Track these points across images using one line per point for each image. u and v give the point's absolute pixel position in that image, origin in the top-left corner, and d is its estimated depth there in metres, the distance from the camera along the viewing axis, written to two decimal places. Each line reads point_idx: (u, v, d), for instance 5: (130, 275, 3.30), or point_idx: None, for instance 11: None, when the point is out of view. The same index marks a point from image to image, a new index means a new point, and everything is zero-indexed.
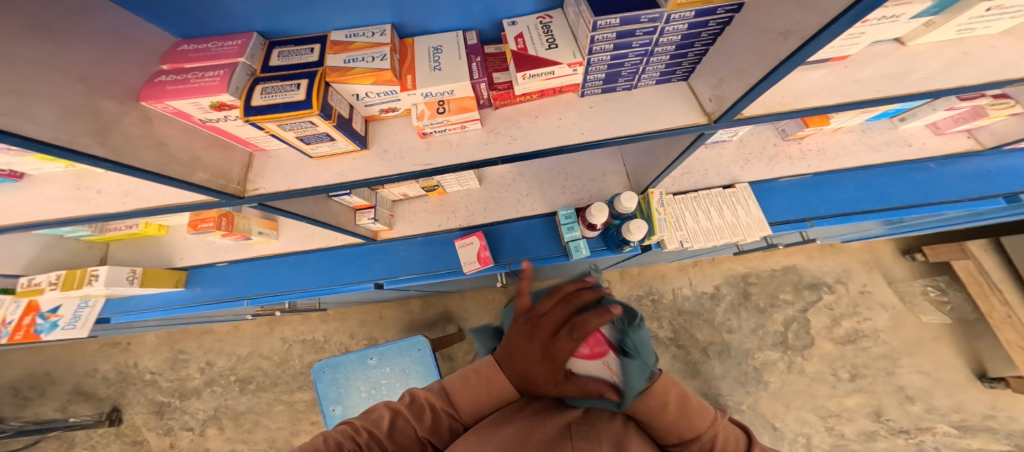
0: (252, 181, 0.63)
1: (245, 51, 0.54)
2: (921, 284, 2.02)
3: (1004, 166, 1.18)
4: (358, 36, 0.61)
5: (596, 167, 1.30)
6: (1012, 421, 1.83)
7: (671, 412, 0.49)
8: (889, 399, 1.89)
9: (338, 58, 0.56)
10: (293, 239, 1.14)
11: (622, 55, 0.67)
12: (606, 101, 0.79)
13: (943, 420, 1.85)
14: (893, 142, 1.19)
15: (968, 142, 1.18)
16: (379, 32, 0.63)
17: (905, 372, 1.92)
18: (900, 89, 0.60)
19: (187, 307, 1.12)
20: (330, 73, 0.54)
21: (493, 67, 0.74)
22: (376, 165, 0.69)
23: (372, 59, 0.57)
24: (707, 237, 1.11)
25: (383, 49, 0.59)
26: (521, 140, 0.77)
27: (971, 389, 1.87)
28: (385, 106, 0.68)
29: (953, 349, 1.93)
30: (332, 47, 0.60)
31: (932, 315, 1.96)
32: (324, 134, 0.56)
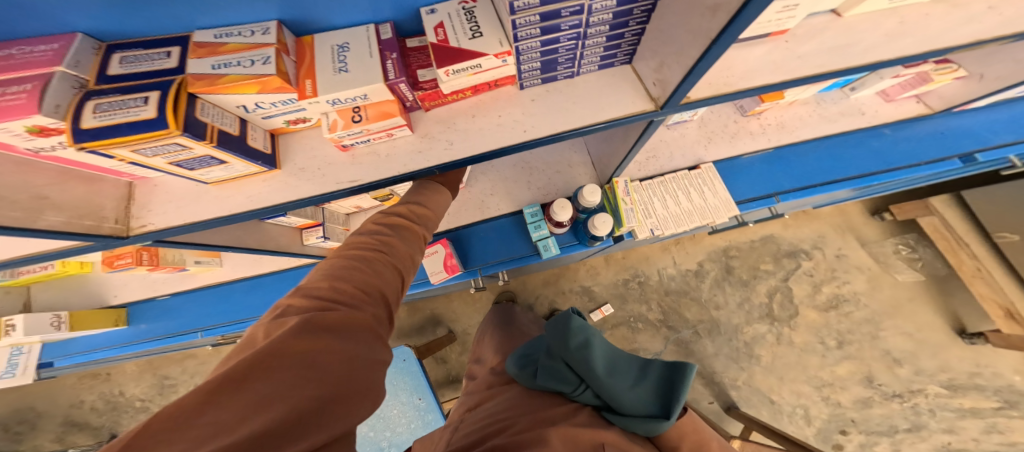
0: (136, 216, 0.54)
1: (64, 58, 0.42)
2: (892, 243, 2.03)
3: (957, 127, 1.19)
4: (230, 36, 0.49)
5: (562, 158, 1.22)
6: (998, 377, 1.85)
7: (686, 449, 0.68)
8: (878, 365, 1.89)
9: (204, 63, 0.45)
10: (239, 264, 1.06)
11: (553, 41, 0.59)
12: (549, 93, 0.72)
13: (932, 381, 1.86)
14: (848, 112, 1.15)
15: (917, 107, 1.18)
16: (261, 30, 0.51)
17: (889, 335, 1.92)
18: (840, 63, 0.57)
19: (134, 345, 1.08)
20: (192, 82, 0.43)
21: (417, 63, 0.65)
22: (292, 184, 0.61)
23: (250, 64, 0.46)
24: (678, 223, 1.06)
25: (266, 50, 0.48)
26: (459, 144, 0.69)
27: (954, 347, 1.89)
28: (291, 117, 0.57)
29: (932, 308, 1.94)
30: (195, 49, 0.47)
31: (904, 274, 1.99)
32: (207, 157, 0.48)
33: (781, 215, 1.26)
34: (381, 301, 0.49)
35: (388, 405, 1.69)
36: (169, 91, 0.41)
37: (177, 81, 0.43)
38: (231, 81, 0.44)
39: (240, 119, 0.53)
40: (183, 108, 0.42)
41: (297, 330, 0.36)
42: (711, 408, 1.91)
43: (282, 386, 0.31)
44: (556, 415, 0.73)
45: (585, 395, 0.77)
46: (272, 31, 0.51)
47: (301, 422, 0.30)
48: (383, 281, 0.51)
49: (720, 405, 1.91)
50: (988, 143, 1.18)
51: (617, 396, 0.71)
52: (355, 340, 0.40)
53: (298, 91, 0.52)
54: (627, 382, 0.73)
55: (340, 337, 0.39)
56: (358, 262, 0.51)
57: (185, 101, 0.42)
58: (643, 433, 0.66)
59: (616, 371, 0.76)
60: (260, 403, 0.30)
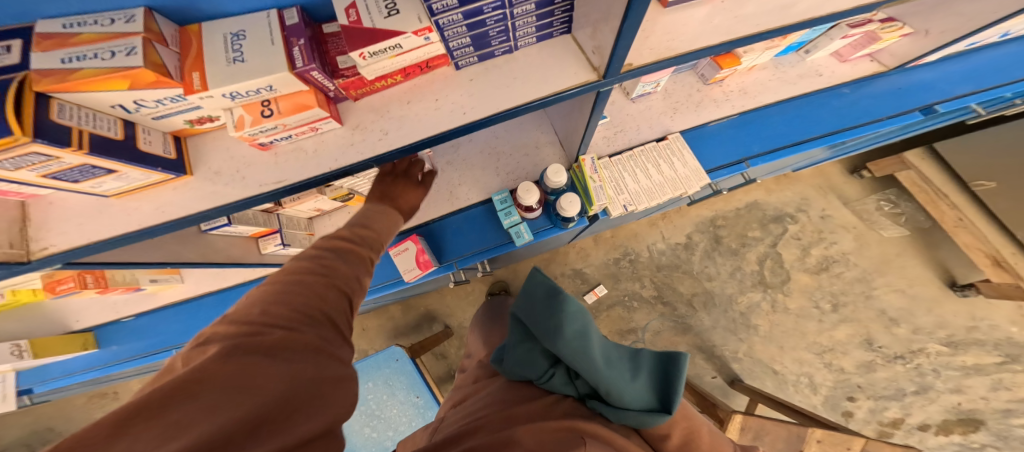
0: (35, 238, 0.50)
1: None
2: (875, 200, 1.97)
3: (914, 82, 1.13)
4: (84, 25, 0.42)
5: (529, 140, 1.17)
6: (994, 328, 1.81)
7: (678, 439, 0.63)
8: (875, 325, 1.85)
9: (51, 57, 0.39)
10: (200, 281, 1.03)
11: (477, 12, 0.53)
12: (488, 71, 0.66)
13: (932, 339, 1.81)
14: (806, 75, 1.07)
15: (871, 67, 1.10)
16: (124, 18, 0.44)
17: (882, 293, 1.87)
18: (780, 21, 0.56)
19: (113, 365, 1.09)
20: (38, 79, 0.37)
21: (335, 49, 0.59)
22: (208, 191, 0.56)
23: (110, 56, 0.40)
24: (650, 197, 1.00)
25: (132, 40, 0.42)
26: (394, 133, 0.63)
27: (947, 302, 1.84)
28: (189, 116, 0.52)
29: (919, 260, 1.89)
30: (40, 42, 0.40)
31: (890, 229, 1.93)
32: (86, 167, 0.43)
33: (754, 181, 1.20)
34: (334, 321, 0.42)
35: (385, 404, 1.68)
36: (8, 89, 0.35)
37: (18, 78, 0.37)
38: (88, 76, 0.38)
39: (123, 121, 0.48)
40: (28, 109, 0.36)
41: (232, 354, 0.30)
42: (713, 382, 1.88)
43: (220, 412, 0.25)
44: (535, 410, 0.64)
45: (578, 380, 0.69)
46: (139, 19, 0.44)
47: (235, 446, 0.24)
48: (335, 300, 0.44)
49: (723, 379, 1.88)
50: (945, 94, 1.12)
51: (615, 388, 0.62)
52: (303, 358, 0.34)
53: (182, 85, 0.45)
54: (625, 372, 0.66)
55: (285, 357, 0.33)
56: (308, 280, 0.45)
57: (31, 102, 0.37)
58: (634, 424, 0.62)
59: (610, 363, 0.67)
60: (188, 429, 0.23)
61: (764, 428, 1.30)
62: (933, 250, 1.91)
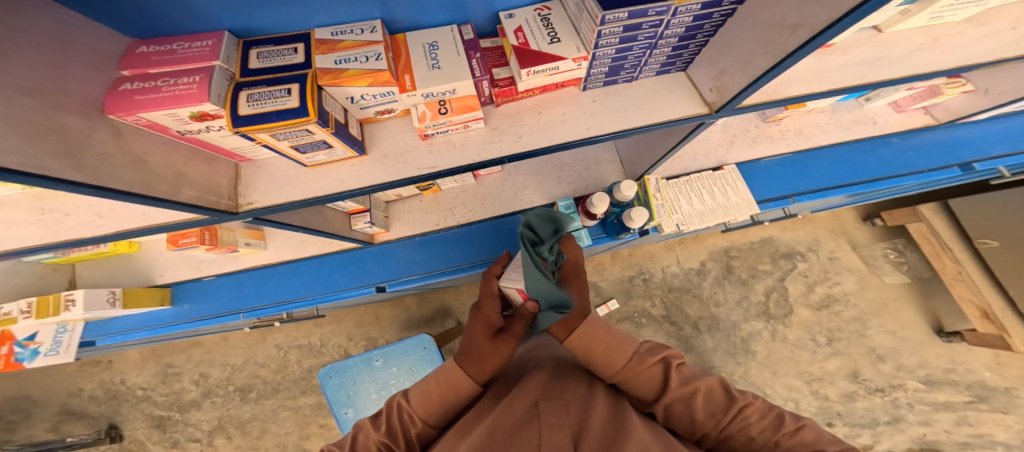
0: (243, 194, 0.58)
1: (219, 52, 0.46)
2: (882, 247, 2.19)
3: (959, 138, 1.33)
4: (344, 34, 0.55)
5: (592, 156, 1.29)
6: (970, 372, 2.01)
7: (594, 351, 0.59)
8: (863, 360, 2.04)
9: (328, 59, 0.51)
10: (282, 247, 1.12)
11: (627, 49, 0.64)
12: (609, 95, 0.78)
13: (912, 376, 2.01)
14: (861, 121, 1.27)
15: (924, 118, 1.30)
16: (368, 29, 0.57)
17: (875, 333, 2.08)
18: (877, 76, 0.66)
19: (177, 324, 1.11)
20: (322, 76, 0.49)
21: (492, 62, 0.71)
22: (377, 170, 0.65)
23: (366, 60, 0.52)
24: (702, 219, 1.15)
25: (376, 48, 0.54)
26: (528, 137, 0.74)
27: (932, 345, 2.05)
28: (381, 108, 0.63)
29: (915, 308, 2.11)
30: (317, 47, 0.53)
31: (892, 276, 2.15)
32: (321, 142, 0.52)
33: (792, 216, 1.37)
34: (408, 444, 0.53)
35: None
36: (306, 82, 0.47)
37: (310, 74, 0.48)
38: (352, 75, 0.50)
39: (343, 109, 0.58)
40: (316, 97, 0.47)
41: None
42: None
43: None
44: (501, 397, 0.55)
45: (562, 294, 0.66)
46: (378, 31, 0.56)
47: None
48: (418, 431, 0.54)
49: None
50: (983, 153, 1.31)
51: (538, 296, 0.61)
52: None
53: (399, 84, 0.57)
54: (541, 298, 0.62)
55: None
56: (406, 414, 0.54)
57: (317, 93, 0.48)
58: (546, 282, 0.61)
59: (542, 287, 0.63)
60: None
61: None
62: (930, 299, 2.11)
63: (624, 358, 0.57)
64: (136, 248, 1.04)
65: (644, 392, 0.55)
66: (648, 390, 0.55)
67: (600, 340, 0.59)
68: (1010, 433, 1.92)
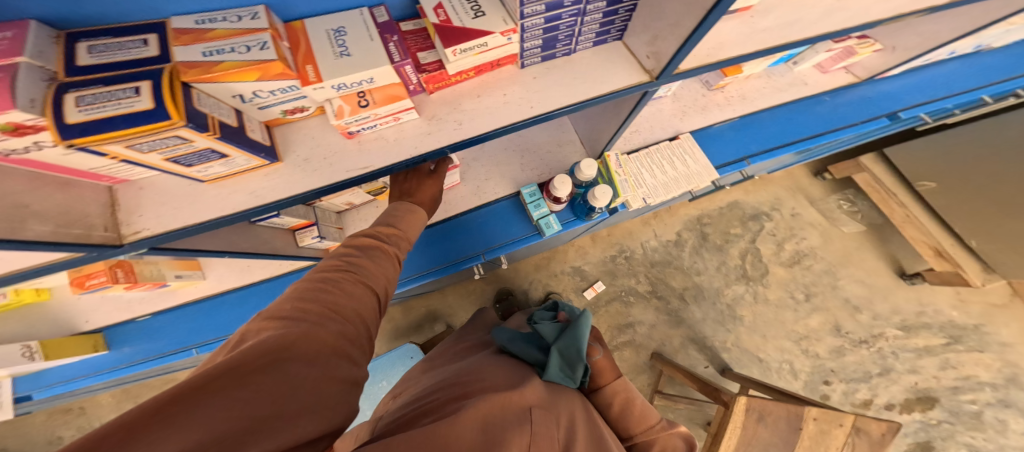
0: (126, 222, 0.50)
1: (24, 46, 0.36)
2: (835, 199, 2.21)
3: (881, 92, 1.32)
4: (214, 22, 0.47)
5: (551, 138, 1.23)
6: (938, 313, 2.05)
7: (618, 407, 0.83)
8: (842, 313, 2.06)
9: (193, 52, 0.42)
10: (226, 275, 1.03)
11: (556, 17, 0.59)
12: (550, 71, 0.72)
13: (889, 324, 2.04)
14: (794, 84, 1.22)
15: (847, 78, 1.25)
16: (249, 16, 0.48)
17: (845, 283, 2.10)
18: (798, 33, 0.71)
19: (120, 368, 1.07)
20: (183, 71, 0.40)
21: (415, 46, 0.63)
22: (297, 178, 0.57)
23: (248, 50, 0.43)
24: (667, 190, 1.11)
25: (261, 35, 0.45)
26: (468, 124, 0.67)
27: (899, 289, 2.08)
28: (287, 106, 0.54)
29: (875, 254, 2.14)
30: (177, 37, 0.44)
31: (849, 226, 2.17)
32: (207, 151, 0.44)
33: (751, 177, 1.37)
34: (356, 322, 0.44)
35: None
36: (163, 78, 0.38)
37: (168, 69, 0.40)
38: (231, 68, 0.41)
39: (234, 110, 0.49)
40: (180, 94, 0.38)
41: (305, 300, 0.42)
42: (706, 372, 2.01)
43: (208, 423, 0.23)
44: (499, 384, 0.70)
45: (543, 329, 0.89)
46: (263, 16, 0.48)
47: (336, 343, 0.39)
48: (359, 299, 0.46)
49: (715, 368, 2.01)
50: (905, 102, 1.31)
51: (570, 374, 0.80)
52: (321, 364, 0.34)
53: (299, 77, 0.48)
54: (564, 369, 0.80)
55: (308, 359, 0.33)
56: (320, 282, 0.45)
57: (181, 90, 0.39)
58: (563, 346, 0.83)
59: (571, 358, 0.81)
60: (208, 433, 0.23)
61: (766, 409, 1.31)
62: (885, 245, 2.16)
63: (647, 426, 0.80)
64: (46, 297, 0.93)
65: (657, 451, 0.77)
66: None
67: (628, 402, 0.83)
68: (991, 373, 1.96)
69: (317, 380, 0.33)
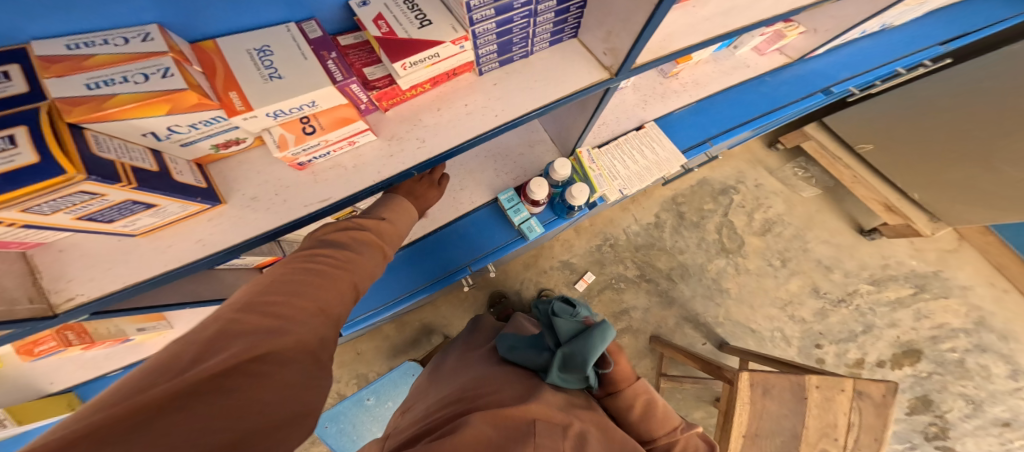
0: (55, 290, 0.45)
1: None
2: (791, 167, 2.28)
3: (812, 69, 1.40)
4: (93, 45, 0.41)
5: (521, 140, 1.21)
6: (901, 264, 2.15)
7: (637, 412, 0.77)
8: (817, 274, 2.13)
9: (71, 84, 0.37)
10: (194, 321, 0.96)
11: (507, 21, 0.57)
12: (509, 75, 0.70)
13: (860, 280, 2.12)
14: (738, 66, 1.26)
15: (781, 59, 1.31)
16: (139, 36, 0.43)
17: (815, 245, 2.17)
18: (736, 22, 0.75)
19: None
20: (67, 111, 0.35)
21: (359, 61, 0.60)
22: (245, 219, 0.53)
23: (148, 79, 0.39)
24: (641, 180, 1.12)
25: (161, 59, 0.41)
26: (432, 140, 0.64)
27: (861, 246, 2.17)
28: (218, 140, 0.50)
29: (835, 214, 2.22)
30: (43, 67, 0.38)
31: (807, 191, 2.24)
32: (127, 203, 0.40)
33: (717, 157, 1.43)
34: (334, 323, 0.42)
35: None
36: (41, 124, 0.33)
37: (44, 108, 0.35)
38: (128, 101, 0.37)
39: (150, 150, 0.45)
40: (73, 145, 0.34)
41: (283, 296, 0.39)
42: (705, 349, 2.04)
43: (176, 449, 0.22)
44: (504, 398, 0.68)
45: (559, 322, 0.77)
46: (159, 37, 0.44)
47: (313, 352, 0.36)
48: (339, 295, 0.44)
49: (713, 344, 2.04)
50: (836, 78, 1.40)
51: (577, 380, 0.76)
52: (298, 370, 0.33)
53: (223, 107, 0.44)
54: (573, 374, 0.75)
55: (285, 363, 0.32)
56: (303, 274, 0.43)
57: (71, 139, 0.35)
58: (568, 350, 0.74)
59: (575, 367, 0.73)
60: (163, 445, 0.21)
61: (769, 382, 1.34)
62: (840, 204, 2.24)
63: (670, 428, 0.76)
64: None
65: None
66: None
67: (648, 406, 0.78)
68: (961, 318, 2.07)
69: (294, 386, 0.32)
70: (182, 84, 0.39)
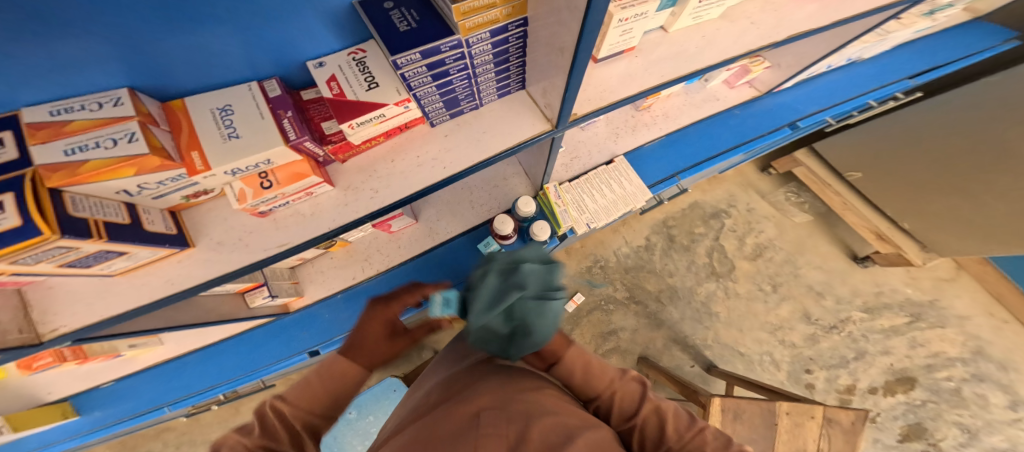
0: (42, 322, 0.53)
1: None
2: (784, 192, 2.26)
3: (779, 104, 1.44)
4: (72, 111, 0.49)
5: (497, 173, 1.26)
6: (896, 292, 2.11)
7: (579, 375, 0.55)
8: (808, 299, 2.11)
9: (53, 150, 0.43)
10: (182, 339, 1.06)
11: (447, 82, 0.64)
12: (460, 126, 0.77)
13: (853, 307, 2.09)
14: (708, 100, 1.29)
15: (750, 92, 1.33)
16: (110, 101, 0.51)
17: (807, 271, 2.15)
18: (687, 68, 0.73)
19: (92, 432, 1.14)
20: (48, 176, 0.42)
21: (318, 116, 0.67)
22: (210, 259, 0.61)
23: (115, 144, 0.45)
24: (608, 214, 1.16)
25: (128, 124, 0.48)
26: (383, 191, 0.71)
27: (856, 272, 2.15)
28: (186, 192, 0.58)
29: (828, 240, 2.21)
30: (32, 132, 0.46)
31: (799, 216, 2.23)
32: (100, 252, 0.48)
33: (687, 189, 1.47)
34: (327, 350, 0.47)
35: None
36: (25, 189, 0.39)
37: (29, 175, 0.41)
38: (99, 166, 0.44)
39: (126, 204, 0.53)
40: (54, 208, 0.41)
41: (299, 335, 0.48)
42: (693, 372, 2.01)
43: None
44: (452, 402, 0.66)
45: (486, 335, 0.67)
46: (126, 101, 0.51)
47: None
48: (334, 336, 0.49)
49: (700, 368, 2.01)
50: (803, 112, 1.43)
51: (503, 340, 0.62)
52: None
53: (185, 166, 0.51)
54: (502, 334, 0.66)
55: None
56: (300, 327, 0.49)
57: (52, 201, 0.42)
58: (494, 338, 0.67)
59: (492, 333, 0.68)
60: None
61: (740, 406, 1.34)
62: (833, 230, 2.24)
63: None
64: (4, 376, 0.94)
65: (619, 413, 0.53)
66: (623, 409, 0.53)
67: (587, 364, 0.56)
68: (959, 348, 2.01)
69: None
70: (145, 150, 0.45)
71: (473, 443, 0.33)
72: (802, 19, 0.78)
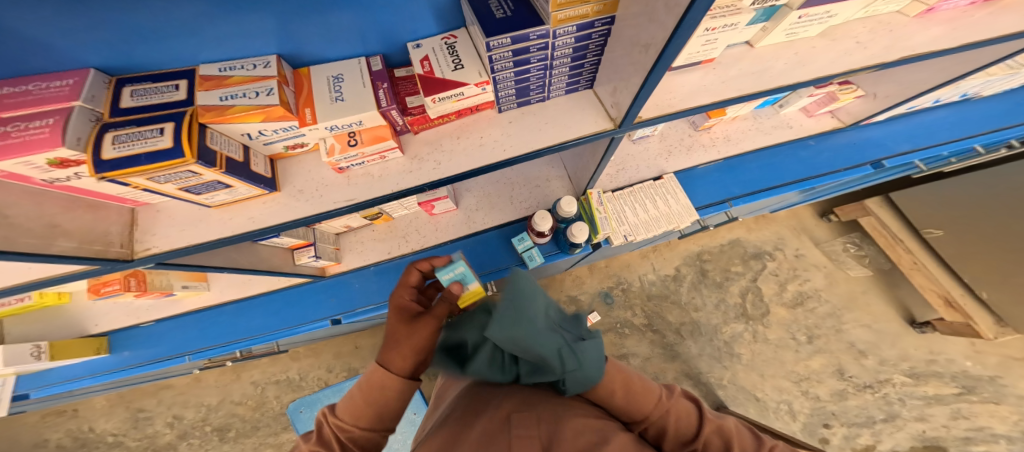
0: (140, 240, 0.58)
1: (81, 93, 0.46)
2: (842, 242, 2.22)
3: (866, 138, 1.40)
4: (234, 69, 0.56)
5: (540, 173, 1.29)
6: (951, 363, 1.99)
7: (619, 395, 0.52)
8: (846, 356, 2.01)
9: (211, 96, 0.50)
10: (225, 288, 1.14)
11: (525, 71, 0.69)
12: (524, 115, 0.81)
13: (896, 370, 1.98)
14: (779, 126, 1.30)
15: (831, 122, 1.33)
16: (262, 64, 0.58)
17: (852, 328, 2.06)
18: (766, 84, 0.73)
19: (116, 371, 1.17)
20: (203, 113, 0.48)
21: (405, 91, 0.72)
22: (290, 205, 0.65)
23: (255, 95, 0.51)
24: (648, 228, 1.16)
25: (269, 82, 0.54)
26: (446, 164, 0.75)
27: (909, 337, 2.04)
28: (288, 143, 0.62)
29: (883, 299, 2.12)
30: (202, 82, 0.54)
31: (857, 270, 2.17)
32: (214, 182, 0.52)
33: (736, 219, 1.46)
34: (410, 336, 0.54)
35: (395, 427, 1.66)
36: (183, 121, 0.46)
37: (189, 112, 0.48)
38: (238, 110, 0.49)
39: (243, 146, 0.58)
40: (196, 137, 0.46)
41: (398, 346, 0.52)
42: None
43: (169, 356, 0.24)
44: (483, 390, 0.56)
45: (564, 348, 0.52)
46: (272, 64, 0.57)
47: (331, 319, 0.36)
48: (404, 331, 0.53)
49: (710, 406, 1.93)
50: (891, 151, 1.39)
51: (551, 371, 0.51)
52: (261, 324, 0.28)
53: (298, 118, 0.56)
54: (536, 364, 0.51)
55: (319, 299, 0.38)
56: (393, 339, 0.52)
57: (197, 133, 0.47)
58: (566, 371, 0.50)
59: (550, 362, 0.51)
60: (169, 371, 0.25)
61: None
62: (893, 289, 2.14)
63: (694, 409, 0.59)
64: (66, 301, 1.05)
65: (676, 432, 0.52)
66: (679, 431, 0.52)
67: (628, 383, 0.54)
68: (1008, 426, 1.87)
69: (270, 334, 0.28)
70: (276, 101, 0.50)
71: (507, 442, 0.41)
72: (920, 42, 0.75)
